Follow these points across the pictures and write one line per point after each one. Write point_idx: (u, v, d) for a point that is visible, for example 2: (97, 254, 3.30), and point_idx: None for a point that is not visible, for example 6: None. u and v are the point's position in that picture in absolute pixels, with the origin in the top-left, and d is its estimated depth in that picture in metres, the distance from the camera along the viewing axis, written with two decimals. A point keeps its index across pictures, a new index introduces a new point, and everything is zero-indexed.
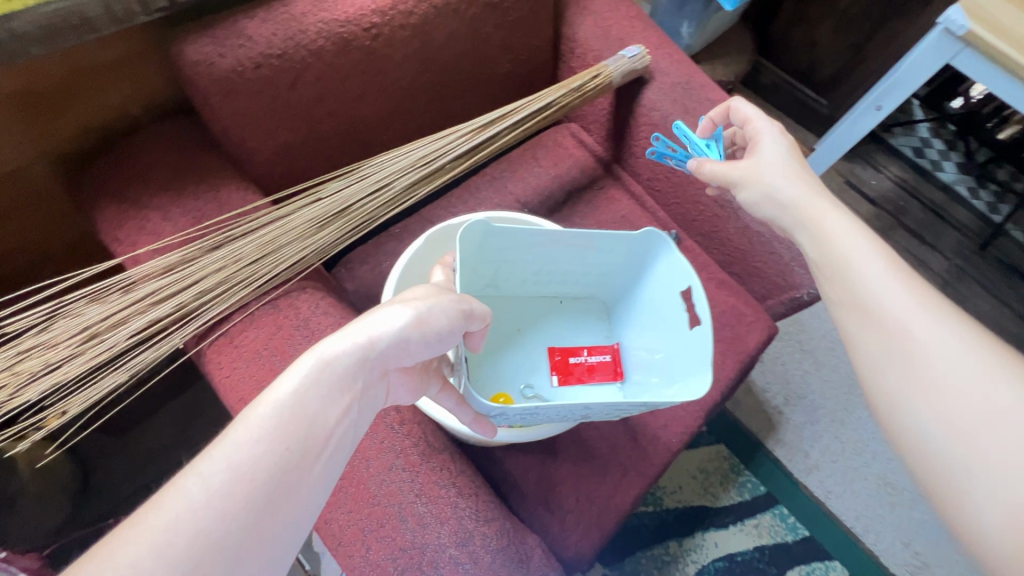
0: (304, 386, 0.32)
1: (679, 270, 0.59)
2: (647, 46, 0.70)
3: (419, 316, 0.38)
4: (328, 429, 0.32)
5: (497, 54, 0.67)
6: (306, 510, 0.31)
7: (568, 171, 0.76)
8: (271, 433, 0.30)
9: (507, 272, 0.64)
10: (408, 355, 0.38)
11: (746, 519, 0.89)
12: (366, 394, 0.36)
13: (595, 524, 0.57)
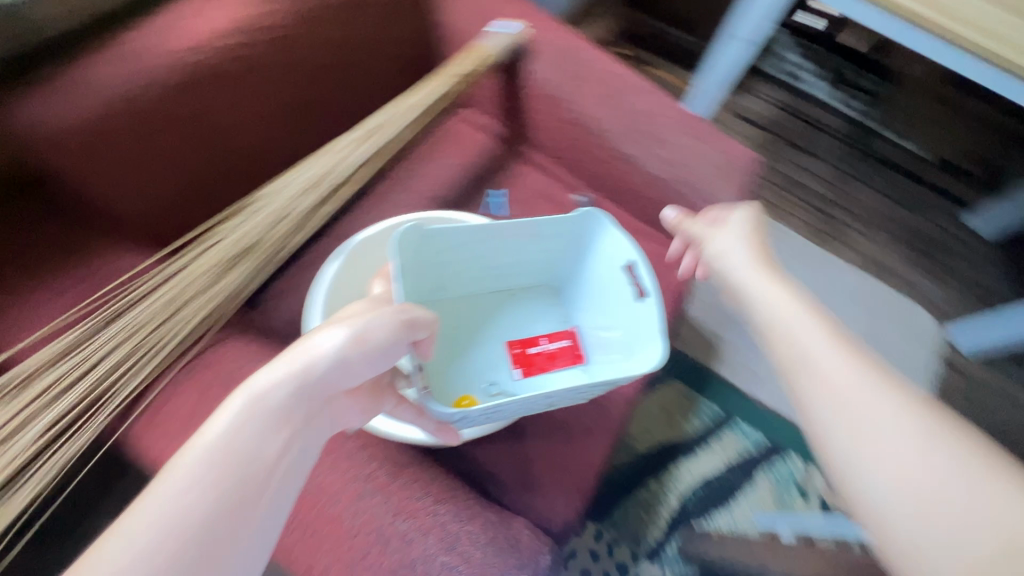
0: (235, 430, 0.28)
1: (622, 246, 0.62)
2: (523, 19, 0.71)
3: (361, 330, 0.36)
4: (267, 462, 0.29)
5: (383, 47, 0.70)
6: (247, 567, 0.27)
7: (472, 158, 0.78)
8: (196, 492, 0.26)
9: (450, 269, 0.66)
10: (354, 374, 0.35)
11: (710, 441, 0.90)
12: (314, 421, 0.32)
13: (575, 486, 0.57)
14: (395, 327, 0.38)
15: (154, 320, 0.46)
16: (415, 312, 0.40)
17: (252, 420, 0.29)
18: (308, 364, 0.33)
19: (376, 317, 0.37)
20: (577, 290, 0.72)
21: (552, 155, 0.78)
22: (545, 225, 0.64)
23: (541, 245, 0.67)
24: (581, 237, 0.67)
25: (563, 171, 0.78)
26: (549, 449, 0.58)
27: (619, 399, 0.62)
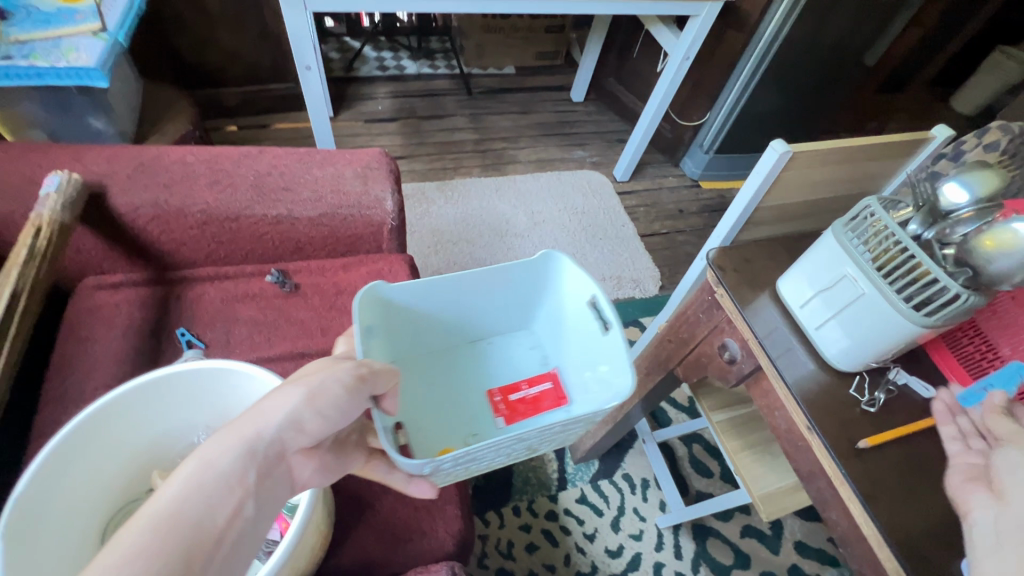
0: (181, 492, 0.41)
1: (582, 282, 0.95)
2: (184, 156, 0.98)
3: (310, 391, 0.52)
4: (215, 525, 0.41)
5: (116, 171, 0.93)
6: None
7: (243, 255, 1.05)
8: (154, 538, 0.38)
9: (421, 330, 0.99)
10: (303, 431, 0.51)
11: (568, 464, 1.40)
12: (262, 482, 0.46)
13: (442, 523, 0.79)
14: (355, 381, 0.56)
15: None
16: (373, 365, 0.60)
17: (203, 476, 0.42)
18: (259, 428, 0.48)
19: (329, 374, 0.54)
20: (550, 342, 1.08)
21: (343, 248, 1.09)
22: (514, 268, 0.94)
23: (522, 285, 0.99)
24: (548, 275, 0.99)
25: (336, 264, 1.07)
26: (412, 506, 0.80)
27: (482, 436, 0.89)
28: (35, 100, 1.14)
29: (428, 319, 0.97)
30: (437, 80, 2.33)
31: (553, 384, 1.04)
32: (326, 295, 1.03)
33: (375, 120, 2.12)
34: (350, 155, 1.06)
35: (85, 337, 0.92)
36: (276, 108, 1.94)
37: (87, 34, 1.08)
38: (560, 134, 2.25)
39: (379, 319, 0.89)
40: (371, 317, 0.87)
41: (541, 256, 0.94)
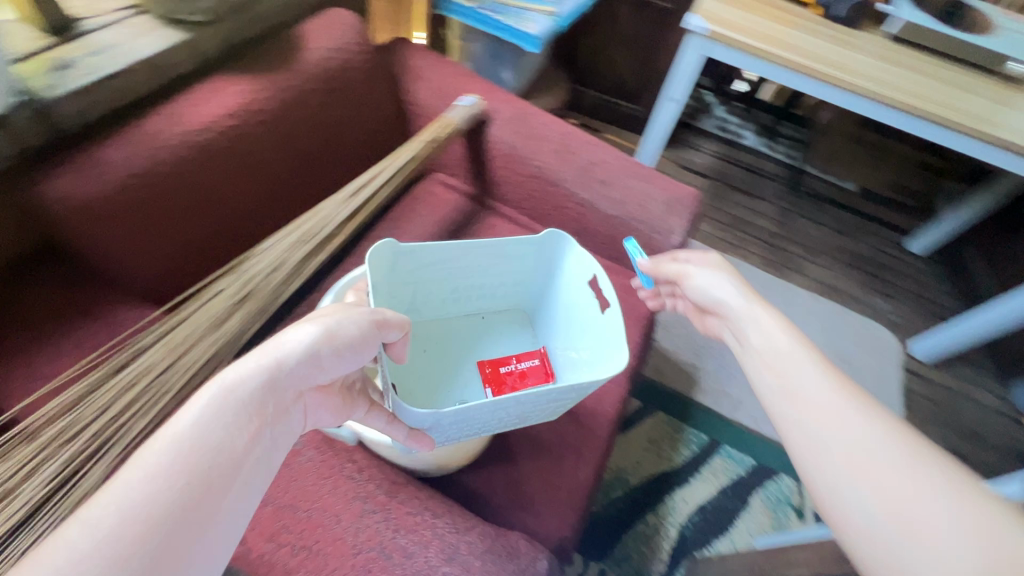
0: (197, 418, 0.44)
1: (585, 263, 0.91)
2: (550, 124, 1.19)
3: (329, 330, 0.54)
4: (235, 449, 0.45)
5: (503, 113, 1.17)
6: (222, 521, 0.42)
7: (540, 217, 1.22)
8: (174, 457, 0.41)
9: (423, 294, 0.94)
10: (317, 367, 0.53)
11: (702, 472, 1.42)
12: (280, 414, 0.50)
13: (555, 508, 0.87)
14: (367, 326, 0.57)
15: (311, 232, 0.89)
16: (386, 314, 0.60)
17: (222, 402, 0.46)
18: (277, 359, 0.50)
19: (343, 317, 0.55)
20: (553, 322, 1.02)
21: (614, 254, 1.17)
22: (511, 246, 0.92)
23: (514, 264, 0.96)
24: (548, 257, 0.97)
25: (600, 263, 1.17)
26: (543, 489, 0.88)
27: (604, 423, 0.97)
28: (480, 44, 1.42)
29: (429, 280, 0.92)
30: (769, 162, 2.24)
31: (542, 362, 0.95)
32: None
33: (689, 170, 2.17)
34: (668, 184, 1.14)
35: (415, 210, 1.19)
36: (618, 122, 2.16)
37: (543, 13, 1.30)
38: (870, 273, 1.97)
39: (389, 281, 0.86)
40: (385, 279, 0.85)
41: (541, 235, 0.92)
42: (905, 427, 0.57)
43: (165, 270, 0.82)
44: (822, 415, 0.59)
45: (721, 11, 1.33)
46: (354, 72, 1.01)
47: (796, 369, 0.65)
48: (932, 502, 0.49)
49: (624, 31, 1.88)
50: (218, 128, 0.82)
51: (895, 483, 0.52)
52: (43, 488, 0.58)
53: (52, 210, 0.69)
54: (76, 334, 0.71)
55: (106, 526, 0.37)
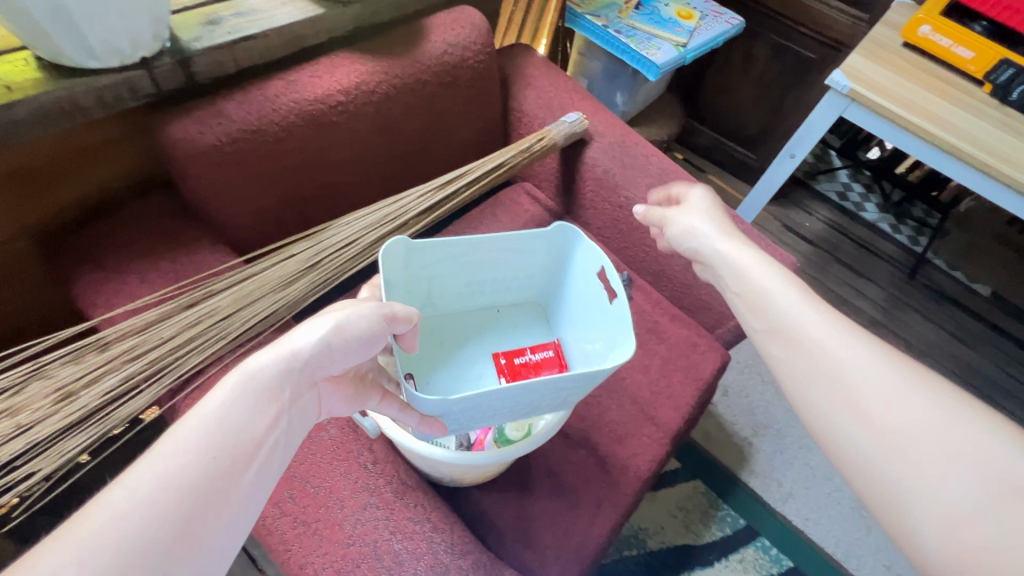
0: (225, 400, 0.47)
1: (595, 253, 0.86)
2: (652, 158, 1.14)
3: (339, 324, 0.56)
4: (258, 430, 0.48)
5: (606, 139, 1.14)
6: (237, 507, 0.44)
7: (617, 250, 1.18)
8: (203, 435, 0.45)
9: (438, 290, 0.90)
10: (330, 358, 0.55)
11: (729, 556, 1.30)
12: (297, 400, 0.52)
13: (565, 561, 0.82)
14: (376, 320, 0.59)
15: (389, 216, 0.91)
16: (394, 308, 0.62)
17: (243, 388, 0.49)
18: (292, 351, 0.53)
19: (354, 311, 0.58)
20: (561, 309, 0.98)
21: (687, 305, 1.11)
22: (522, 239, 0.87)
23: (528, 256, 0.92)
24: (560, 249, 0.92)
25: (669, 311, 1.10)
26: (551, 533, 0.84)
27: (630, 477, 0.91)
28: (600, 62, 1.38)
29: (444, 276, 0.88)
30: (888, 242, 2.02)
31: (555, 351, 0.92)
32: (641, 327, 1.08)
33: (793, 233, 2.01)
34: (765, 245, 1.05)
35: (494, 215, 1.17)
36: (726, 166, 2.05)
37: (672, 42, 1.25)
38: (981, 392, 1.74)
39: (402, 278, 0.83)
40: (397, 275, 0.82)
41: (549, 228, 0.88)
42: (860, 325, 0.59)
43: (255, 222, 0.88)
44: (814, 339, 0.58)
45: (872, 71, 1.20)
46: (468, 70, 1.02)
47: (796, 309, 0.62)
48: (914, 410, 0.50)
49: (756, 74, 1.77)
50: (329, 102, 0.86)
51: (885, 410, 0.51)
52: (101, 397, 0.64)
53: (170, 151, 0.75)
54: (162, 264, 0.77)
55: (131, 504, 0.40)
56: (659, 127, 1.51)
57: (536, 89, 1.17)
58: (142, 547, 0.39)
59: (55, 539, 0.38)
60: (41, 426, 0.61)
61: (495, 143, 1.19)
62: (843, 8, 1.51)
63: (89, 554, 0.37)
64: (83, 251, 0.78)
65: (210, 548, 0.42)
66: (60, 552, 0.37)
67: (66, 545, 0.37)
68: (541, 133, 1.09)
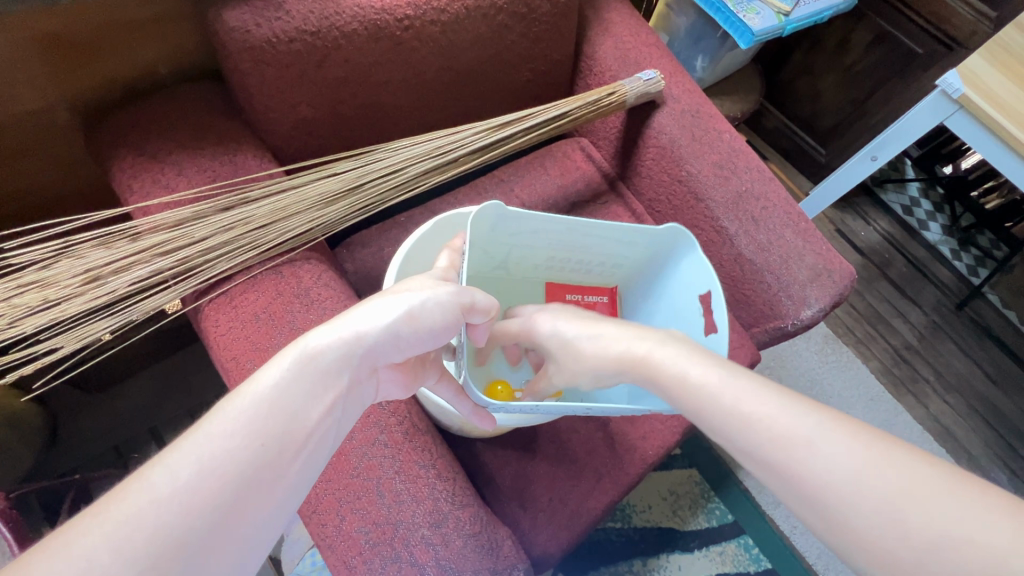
0: (280, 381, 0.48)
1: (703, 276, 0.85)
2: (724, 134, 1.05)
3: (410, 313, 0.57)
4: (310, 419, 0.48)
5: (678, 105, 1.05)
6: (288, 490, 0.46)
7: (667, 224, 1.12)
8: (252, 417, 0.45)
9: (517, 258, 0.92)
10: (396, 343, 0.56)
11: (710, 546, 1.32)
12: (354, 384, 0.53)
13: (557, 530, 0.82)
14: (447, 309, 0.60)
15: (440, 150, 0.85)
16: (472, 297, 0.63)
17: (303, 366, 0.49)
18: (359, 333, 0.53)
19: (427, 299, 0.58)
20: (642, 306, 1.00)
21: (731, 294, 1.05)
22: (628, 233, 0.87)
23: (624, 247, 0.92)
24: (665, 250, 0.91)
25: None
26: (547, 498, 0.84)
27: (634, 457, 0.89)
28: (687, 19, 1.26)
29: (526, 246, 0.88)
30: (944, 267, 1.90)
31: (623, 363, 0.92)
32: None
33: (845, 240, 1.90)
34: (827, 249, 0.98)
35: (544, 167, 1.12)
36: (791, 158, 1.92)
37: (775, 9, 1.12)
38: (1001, 438, 1.69)
39: (487, 240, 0.83)
40: (481, 237, 0.82)
41: (662, 229, 0.86)
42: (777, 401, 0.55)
43: (300, 133, 0.84)
44: (784, 435, 0.52)
45: (990, 78, 1.07)
46: (546, 3, 0.93)
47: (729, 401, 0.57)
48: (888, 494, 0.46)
49: (849, 61, 1.62)
50: (395, 14, 0.79)
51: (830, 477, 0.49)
52: (131, 286, 0.64)
53: (222, 41, 0.70)
54: (201, 159, 0.74)
55: (184, 473, 0.41)
56: (734, 102, 1.39)
57: (614, 37, 1.07)
58: (180, 534, 0.39)
59: (96, 515, 0.38)
60: (67, 304, 0.61)
61: (558, 89, 1.10)
62: (970, 2, 1.33)
63: (121, 540, 0.37)
64: (123, 133, 0.75)
65: (251, 531, 0.42)
66: (92, 531, 0.37)
67: (102, 526, 0.37)
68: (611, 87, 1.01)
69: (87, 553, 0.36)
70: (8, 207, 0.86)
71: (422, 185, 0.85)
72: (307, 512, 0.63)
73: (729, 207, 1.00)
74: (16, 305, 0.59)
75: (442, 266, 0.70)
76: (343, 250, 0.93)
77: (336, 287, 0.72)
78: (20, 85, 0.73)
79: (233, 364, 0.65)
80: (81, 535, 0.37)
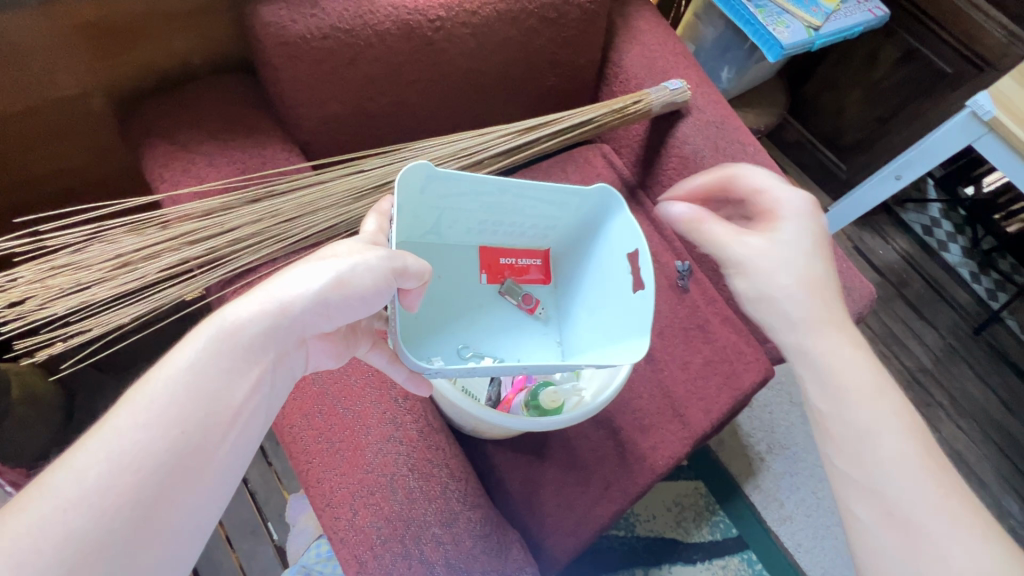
0: (195, 362, 0.46)
1: (630, 234, 0.84)
2: (747, 146, 1.04)
3: (341, 279, 0.52)
4: (234, 399, 0.47)
5: (703, 115, 1.05)
6: (216, 476, 0.45)
7: (686, 234, 1.12)
8: (165, 405, 0.43)
9: (448, 222, 0.86)
10: (326, 311, 0.53)
11: (713, 559, 1.31)
12: (278, 360, 0.51)
13: (563, 537, 0.83)
14: (386, 275, 0.55)
15: (465, 151, 0.86)
16: (407, 262, 0.57)
17: (226, 343, 0.47)
18: (284, 304, 0.50)
19: (358, 262, 0.53)
20: (576, 269, 0.97)
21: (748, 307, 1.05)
22: (560, 192, 0.85)
23: (555, 207, 0.88)
24: (595, 212, 0.90)
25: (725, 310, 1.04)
26: (555, 503, 0.84)
27: (644, 468, 0.89)
28: (715, 29, 1.26)
29: (458, 209, 0.84)
30: (962, 290, 1.87)
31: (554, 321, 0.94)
32: (692, 319, 1.03)
33: (863, 258, 1.89)
34: (847, 267, 0.97)
35: (564, 171, 1.13)
36: (811, 172, 1.91)
37: (805, 23, 1.12)
38: (1014, 467, 1.66)
39: (414, 203, 0.79)
40: (408, 199, 0.77)
41: (591, 189, 0.85)
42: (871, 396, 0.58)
43: (327, 128, 0.84)
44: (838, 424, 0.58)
45: (1023, 101, 1.05)
46: (576, 9, 0.93)
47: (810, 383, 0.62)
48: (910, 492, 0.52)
49: (875, 78, 1.60)
50: (428, 15, 0.80)
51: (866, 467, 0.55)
52: (159, 273, 0.65)
53: (258, 35, 0.71)
54: (231, 151, 0.75)
55: (98, 466, 0.40)
56: (758, 114, 1.39)
57: (642, 45, 1.07)
58: (101, 535, 0.39)
59: (14, 512, 0.38)
60: (97, 288, 0.63)
61: (583, 95, 1.10)
62: (1001, 22, 1.32)
63: (40, 541, 0.37)
64: (156, 121, 0.76)
65: (178, 517, 0.42)
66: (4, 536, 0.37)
67: (12, 528, 0.37)
68: (637, 96, 1.01)
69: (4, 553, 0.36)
70: (36, 190, 0.87)
71: None
72: (320, 505, 0.64)
73: None
74: (48, 286, 0.61)
75: (370, 229, 0.62)
76: None
77: None
78: (61, 70, 0.74)
79: None
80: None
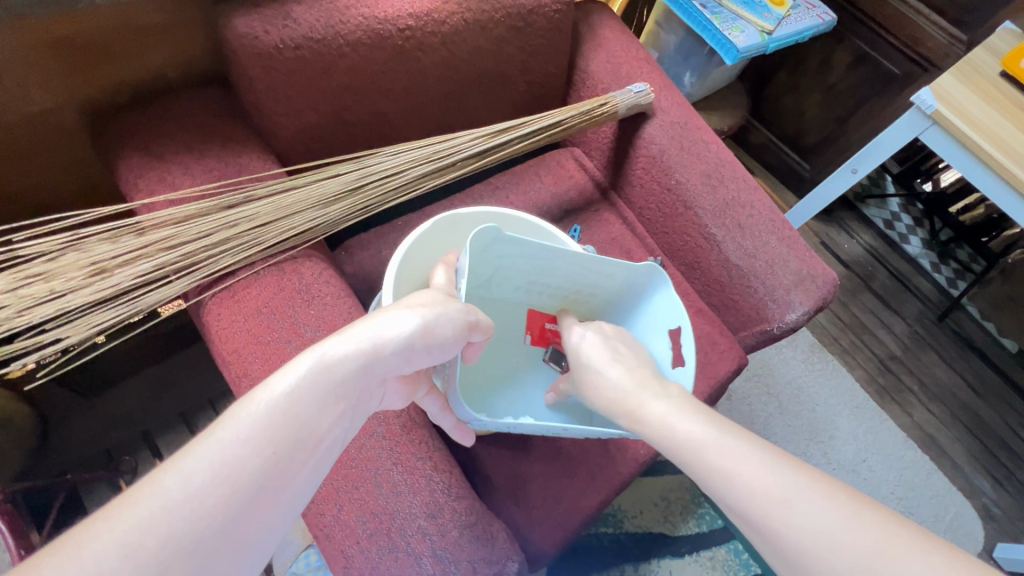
0: (293, 388, 0.49)
1: (675, 312, 0.88)
2: (710, 144, 1.09)
3: (426, 323, 0.58)
4: (319, 427, 0.49)
5: (668, 117, 1.09)
6: (291, 501, 0.47)
7: (657, 231, 1.16)
8: (262, 425, 0.46)
9: (495, 280, 0.92)
10: (409, 353, 0.57)
11: (700, 552, 1.32)
12: (361, 396, 0.54)
13: (551, 530, 0.83)
14: (461, 326, 0.61)
15: (436, 154, 0.88)
16: (479, 317, 0.64)
17: (318, 373, 0.50)
18: (377, 343, 0.54)
19: (443, 313, 0.59)
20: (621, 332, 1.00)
21: (719, 299, 1.09)
22: (610, 269, 0.89)
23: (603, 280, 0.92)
24: (641, 286, 0.93)
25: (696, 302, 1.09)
26: (541, 496, 0.85)
27: (626, 458, 0.90)
28: (676, 36, 1.32)
29: (508, 269, 0.89)
30: (924, 280, 1.95)
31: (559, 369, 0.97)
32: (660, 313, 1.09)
33: (831, 252, 1.96)
34: (811, 256, 1.01)
35: (537, 175, 1.16)
36: (777, 172, 1.98)
37: (758, 27, 1.18)
38: (983, 446, 1.72)
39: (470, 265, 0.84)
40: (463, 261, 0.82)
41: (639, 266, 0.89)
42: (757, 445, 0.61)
43: (302, 137, 0.86)
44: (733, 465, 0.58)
45: (963, 96, 1.12)
46: (542, 18, 0.97)
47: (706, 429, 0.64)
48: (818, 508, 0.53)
49: (832, 81, 1.68)
50: (398, 24, 0.82)
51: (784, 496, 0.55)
52: (134, 279, 0.65)
53: (232, 46, 0.72)
54: (207, 160, 0.76)
55: (195, 482, 0.42)
56: (721, 117, 1.45)
57: (607, 52, 1.11)
58: (188, 544, 0.40)
59: (107, 517, 0.39)
60: (74, 295, 0.62)
61: (553, 101, 1.14)
62: (942, 25, 1.41)
63: (135, 548, 0.39)
64: (132, 134, 0.76)
65: (256, 540, 0.44)
66: (102, 536, 0.38)
67: (109, 532, 0.39)
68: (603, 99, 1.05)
69: (96, 559, 0.37)
70: (7, 206, 0.86)
71: (420, 188, 0.87)
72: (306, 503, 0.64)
73: (718, 213, 1.04)
74: (22, 295, 0.60)
75: (440, 283, 0.72)
76: (342, 252, 0.95)
77: (335, 285, 0.74)
78: (34, 85, 0.74)
79: (234, 356, 0.67)
80: (91, 538, 0.38)
